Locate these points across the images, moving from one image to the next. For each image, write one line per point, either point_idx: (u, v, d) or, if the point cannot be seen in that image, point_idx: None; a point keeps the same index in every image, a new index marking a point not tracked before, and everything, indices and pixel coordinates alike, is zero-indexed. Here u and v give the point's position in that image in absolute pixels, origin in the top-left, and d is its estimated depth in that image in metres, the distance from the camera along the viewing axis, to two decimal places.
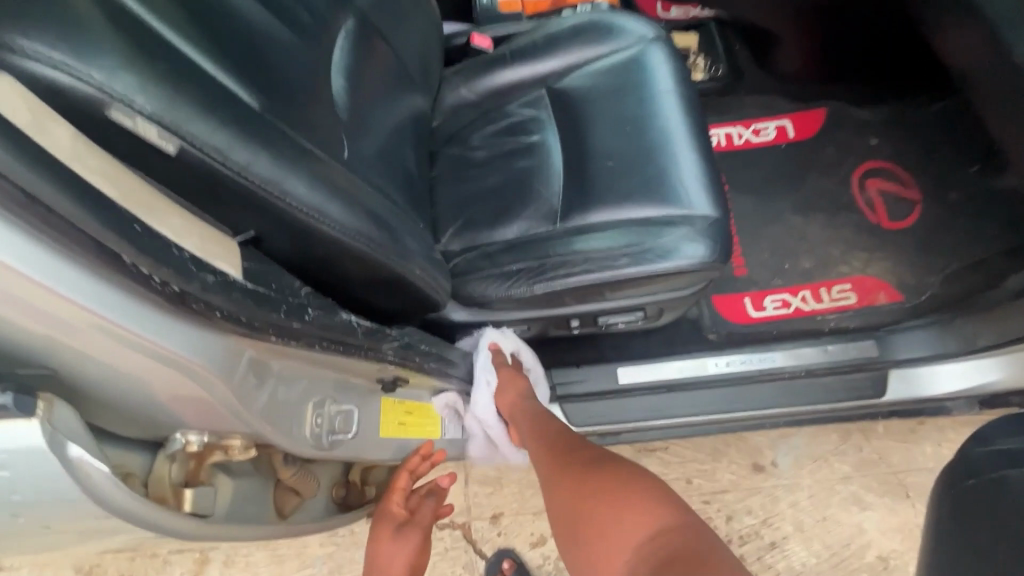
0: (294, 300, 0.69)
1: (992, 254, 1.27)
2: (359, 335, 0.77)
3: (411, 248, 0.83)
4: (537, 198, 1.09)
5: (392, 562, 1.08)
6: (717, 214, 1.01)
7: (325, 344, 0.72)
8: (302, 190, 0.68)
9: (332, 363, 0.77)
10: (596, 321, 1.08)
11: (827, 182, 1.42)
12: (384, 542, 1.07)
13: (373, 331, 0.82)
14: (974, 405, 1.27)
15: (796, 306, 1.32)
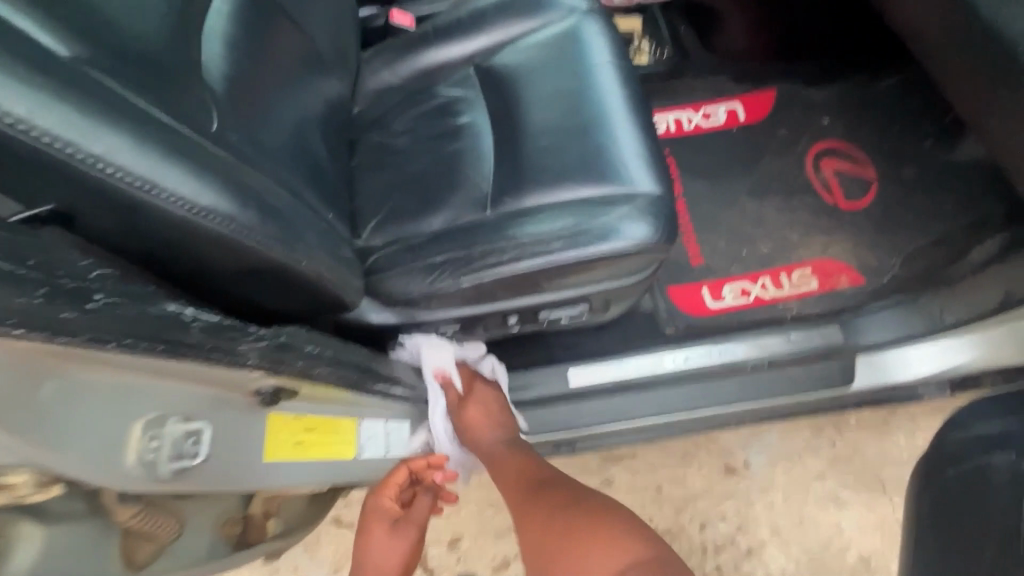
0: (71, 283, 0.45)
1: (954, 229, 1.21)
2: (194, 332, 0.51)
3: (305, 232, 0.71)
4: (466, 183, 0.99)
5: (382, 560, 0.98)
6: (660, 191, 0.93)
7: (130, 344, 0.44)
8: (129, 156, 0.54)
9: (161, 368, 0.49)
10: (536, 316, 0.98)
11: (781, 164, 1.35)
12: (375, 536, 0.98)
13: (219, 326, 0.55)
14: (946, 390, 1.19)
15: (757, 294, 1.23)
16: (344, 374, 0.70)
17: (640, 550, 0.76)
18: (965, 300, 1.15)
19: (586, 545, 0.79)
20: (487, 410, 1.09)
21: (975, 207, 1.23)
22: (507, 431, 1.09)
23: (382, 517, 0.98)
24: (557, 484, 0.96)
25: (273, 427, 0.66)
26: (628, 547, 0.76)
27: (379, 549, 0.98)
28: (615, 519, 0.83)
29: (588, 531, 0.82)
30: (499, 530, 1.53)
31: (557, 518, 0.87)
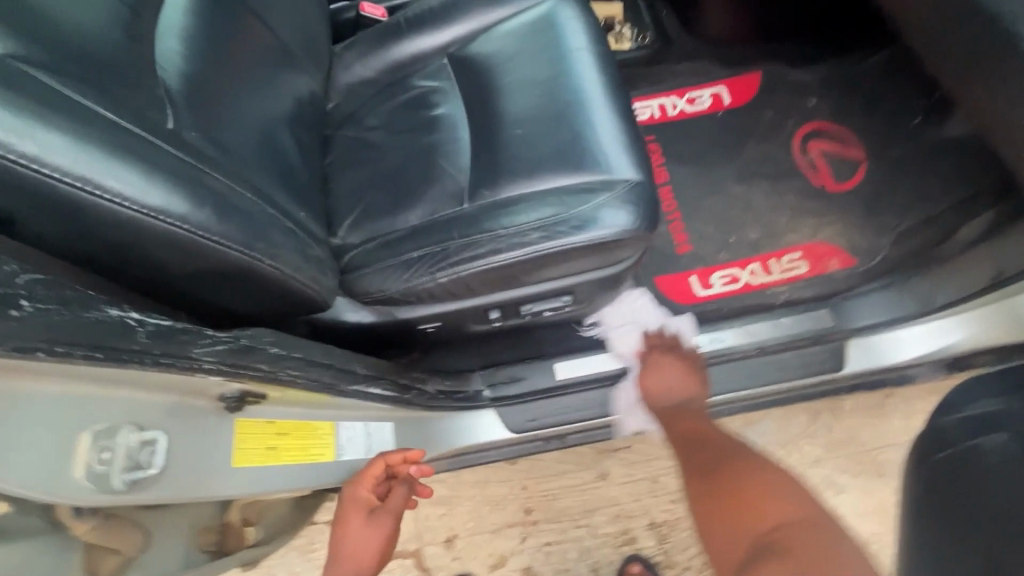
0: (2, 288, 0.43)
1: (942, 208, 1.20)
2: (135, 336, 0.49)
3: (269, 234, 0.68)
4: (442, 176, 0.96)
5: (355, 549, 0.87)
6: (640, 177, 0.90)
7: (59, 348, 0.42)
8: (68, 157, 0.53)
9: (101, 376, 0.47)
10: (519, 310, 0.96)
11: (768, 147, 1.33)
12: (352, 527, 0.87)
13: (166, 331, 0.53)
14: (940, 370, 1.18)
15: (746, 281, 1.22)
16: (316, 374, 0.68)
17: (801, 512, 0.64)
18: (956, 278, 1.10)
19: (763, 499, 0.67)
20: (664, 373, 1.05)
21: (965, 185, 1.21)
22: (692, 383, 1.03)
23: (358, 507, 0.86)
24: (739, 465, 0.78)
25: (242, 434, 0.65)
26: (782, 505, 0.66)
27: (356, 541, 0.87)
28: (781, 481, 0.70)
29: (768, 492, 0.69)
30: (496, 527, 1.52)
31: (725, 481, 0.74)
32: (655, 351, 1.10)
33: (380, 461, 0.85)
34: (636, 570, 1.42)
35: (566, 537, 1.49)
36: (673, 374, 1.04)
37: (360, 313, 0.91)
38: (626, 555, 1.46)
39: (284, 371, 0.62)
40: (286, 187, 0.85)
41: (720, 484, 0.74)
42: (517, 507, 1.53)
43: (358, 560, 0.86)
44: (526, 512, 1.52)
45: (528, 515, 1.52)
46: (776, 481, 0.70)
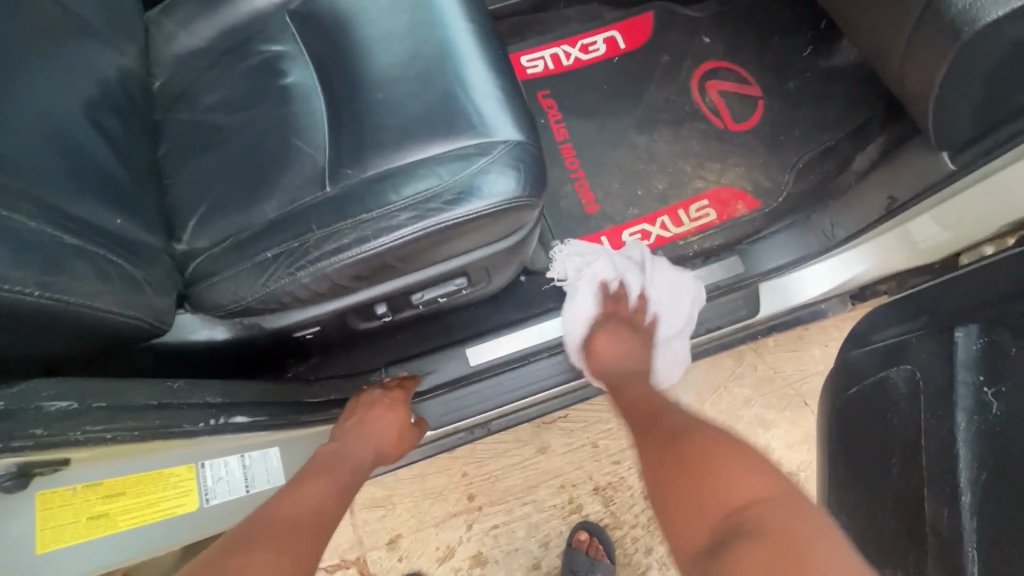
0: None
1: (838, 139, 1.19)
2: None
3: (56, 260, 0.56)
4: (298, 157, 0.82)
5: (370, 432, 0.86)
6: (521, 137, 0.80)
7: None
8: None
9: None
10: (408, 300, 0.85)
11: (667, 92, 1.27)
12: (377, 416, 0.89)
13: None
14: (847, 301, 1.20)
15: (657, 235, 1.17)
16: (143, 422, 0.56)
17: (759, 489, 0.59)
18: (852, 210, 1.07)
19: (716, 479, 0.62)
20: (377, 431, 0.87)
21: (858, 113, 1.20)
22: (642, 361, 1.00)
23: (397, 405, 0.92)
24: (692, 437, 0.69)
25: (50, 509, 0.53)
26: (742, 479, 0.60)
27: (378, 428, 0.88)
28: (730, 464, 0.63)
29: (715, 464, 0.63)
30: (440, 520, 1.45)
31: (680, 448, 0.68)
32: (612, 321, 1.03)
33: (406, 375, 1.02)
34: (583, 538, 1.41)
35: (512, 516, 1.45)
36: (630, 348, 1.00)
37: (216, 330, 0.77)
38: (573, 524, 1.44)
39: (76, 431, 0.50)
40: (89, 189, 0.69)
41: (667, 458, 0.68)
42: (459, 495, 1.46)
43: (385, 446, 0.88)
44: (469, 499, 1.46)
45: (471, 502, 1.46)
46: (716, 481, 0.61)
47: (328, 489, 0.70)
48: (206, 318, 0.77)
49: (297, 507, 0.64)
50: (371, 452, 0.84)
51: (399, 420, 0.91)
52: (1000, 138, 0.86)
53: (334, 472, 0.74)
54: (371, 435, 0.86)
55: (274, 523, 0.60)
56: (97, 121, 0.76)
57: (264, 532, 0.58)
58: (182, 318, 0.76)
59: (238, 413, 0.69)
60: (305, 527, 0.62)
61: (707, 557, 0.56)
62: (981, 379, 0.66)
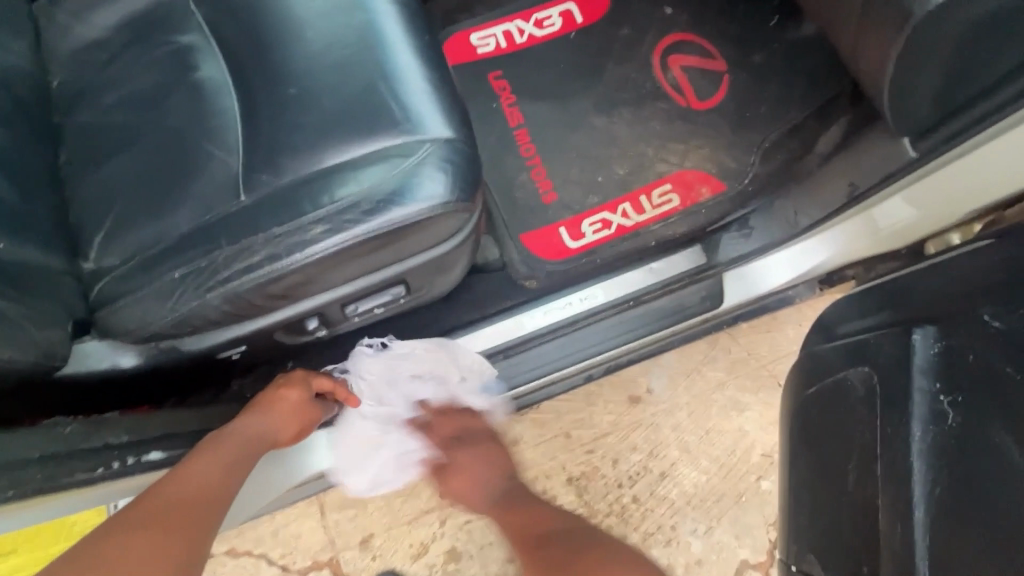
0: None
1: (806, 115, 1.12)
2: None
3: None
4: (210, 162, 0.75)
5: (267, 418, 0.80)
6: (451, 133, 0.72)
7: None
8: None
9: None
10: (342, 312, 0.79)
11: (627, 68, 1.19)
12: (281, 400, 0.82)
13: None
14: (814, 288, 1.15)
15: (618, 225, 1.11)
16: (22, 478, 0.54)
17: None
18: (814, 198, 1.04)
19: None
20: (284, 414, 0.82)
21: (827, 86, 1.13)
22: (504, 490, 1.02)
23: (303, 388, 0.85)
24: None
25: None
26: None
27: (277, 413, 0.81)
28: None
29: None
30: (412, 517, 1.42)
31: None
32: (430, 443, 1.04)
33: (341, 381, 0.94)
34: None
35: (486, 510, 1.43)
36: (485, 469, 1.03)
37: (122, 356, 0.72)
38: None
39: None
40: None
41: None
42: (431, 491, 1.43)
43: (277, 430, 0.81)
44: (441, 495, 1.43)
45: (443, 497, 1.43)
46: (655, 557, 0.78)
47: (218, 467, 0.67)
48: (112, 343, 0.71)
49: (183, 488, 0.62)
50: (260, 432, 0.78)
51: (297, 403, 0.83)
52: (966, 122, 0.81)
53: (223, 448, 0.70)
54: (261, 421, 0.79)
55: (164, 504, 0.59)
56: None
57: (152, 515, 0.57)
58: (89, 344, 0.71)
59: (153, 449, 0.66)
60: (193, 511, 0.60)
61: None
62: (938, 387, 0.63)
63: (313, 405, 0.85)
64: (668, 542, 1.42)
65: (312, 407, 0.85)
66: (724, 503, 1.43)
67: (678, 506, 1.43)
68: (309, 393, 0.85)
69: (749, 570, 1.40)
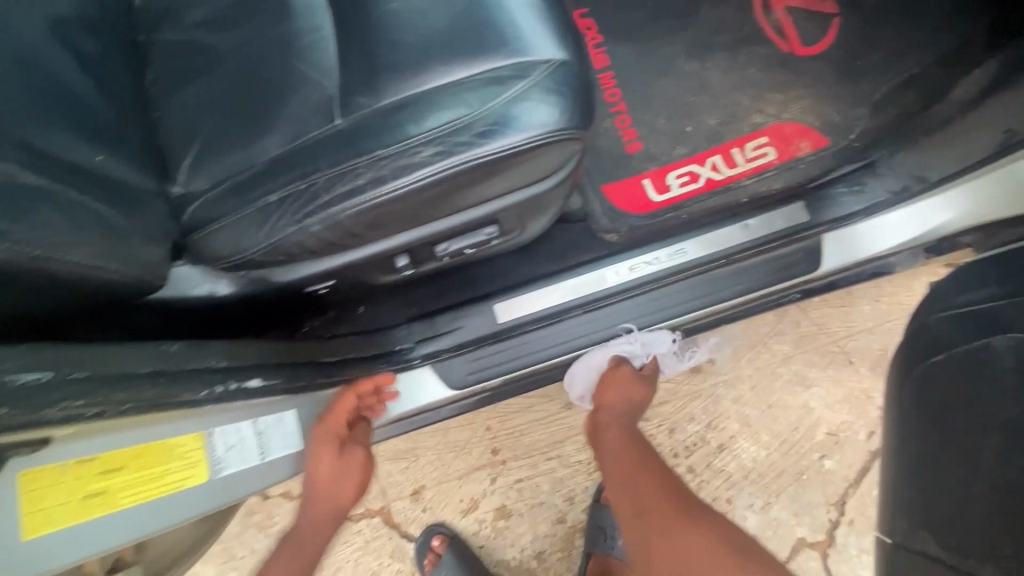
0: None
1: (928, 63, 1.00)
2: None
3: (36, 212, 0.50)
4: (302, 83, 0.71)
5: (317, 495, 0.85)
6: (565, 57, 0.66)
7: None
8: None
9: None
10: (432, 251, 0.75)
11: (722, 9, 1.09)
12: (321, 465, 0.85)
13: None
14: (920, 256, 1.07)
15: (707, 178, 1.03)
16: (135, 395, 0.52)
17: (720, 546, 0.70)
18: (953, 146, 0.99)
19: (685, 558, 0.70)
20: (337, 471, 0.86)
21: (956, 28, 1.00)
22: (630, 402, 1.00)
23: (329, 444, 0.86)
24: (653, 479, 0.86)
25: (36, 490, 0.50)
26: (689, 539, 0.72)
27: (326, 477, 0.85)
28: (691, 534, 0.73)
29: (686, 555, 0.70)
30: (463, 473, 1.42)
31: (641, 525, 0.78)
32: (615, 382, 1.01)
33: (358, 389, 0.90)
34: (611, 495, 1.38)
35: (537, 471, 1.41)
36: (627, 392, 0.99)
37: (218, 284, 0.70)
38: (600, 481, 1.41)
39: (52, 409, 0.45)
40: (60, 122, 0.60)
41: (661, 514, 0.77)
42: (483, 449, 1.42)
43: (337, 489, 0.86)
44: (492, 453, 1.42)
45: (495, 455, 1.42)
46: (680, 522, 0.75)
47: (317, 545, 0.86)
48: (204, 271, 0.70)
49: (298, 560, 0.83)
50: (329, 527, 0.87)
51: (331, 470, 0.85)
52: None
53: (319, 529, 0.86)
54: (317, 514, 0.86)
55: (296, 551, 0.85)
56: (67, 43, 0.66)
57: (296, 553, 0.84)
58: (181, 271, 0.69)
59: (251, 377, 0.66)
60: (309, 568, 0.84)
61: (639, 517, 0.79)
62: None
63: (350, 459, 0.87)
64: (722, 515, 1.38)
65: (347, 463, 0.86)
66: (783, 480, 1.38)
67: (735, 479, 1.39)
68: (331, 442, 0.86)
69: (806, 549, 1.36)
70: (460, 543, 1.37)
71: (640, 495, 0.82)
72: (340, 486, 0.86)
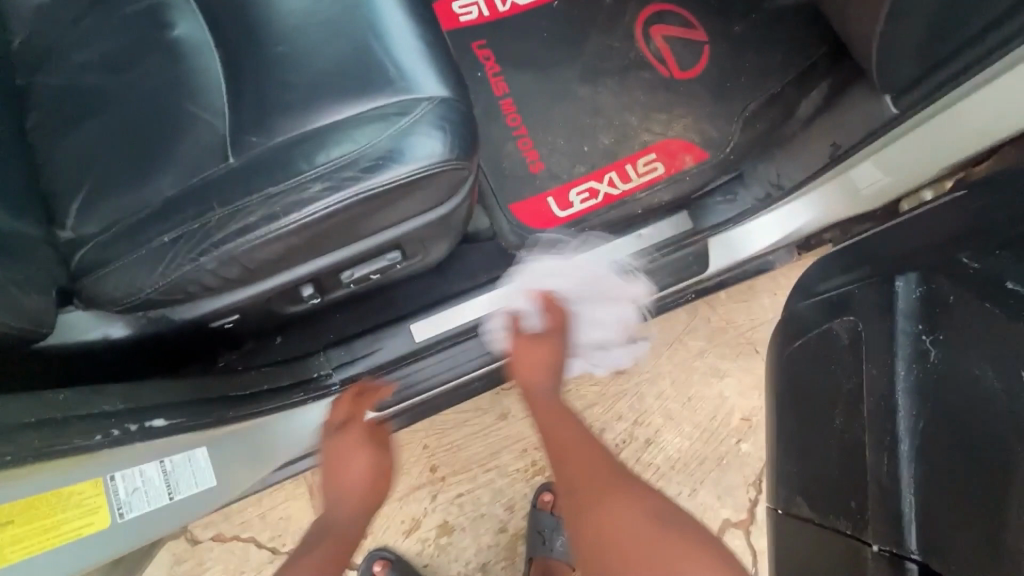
0: None
1: (785, 84, 1.14)
2: None
3: None
4: (194, 124, 0.72)
5: (348, 485, 0.78)
6: (446, 92, 0.72)
7: None
8: None
9: None
10: (337, 278, 0.78)
11: (609, 39, 1.19)
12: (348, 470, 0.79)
13: None
14: (793, 252, 1.22)
15: (605, 193, 1.12)
16: (17, 445, 0.53)
17: (642, 513, 0.68)
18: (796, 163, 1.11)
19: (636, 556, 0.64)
20: (343, 461, 0.80)
21: (805, 54, 1.14)
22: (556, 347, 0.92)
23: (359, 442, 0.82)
24: (604, 466, 0.75)
25: None
26: (631, 516, 0.68)
27: (352, 475, 0.79)
28: (631, 508, 0.69)
29: (636, 530, 0.66)
30: (403, 493, 1.43)
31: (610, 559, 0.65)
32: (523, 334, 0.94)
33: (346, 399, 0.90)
34: (548, 499, 1.42)
35: (475, 484, 1.44)
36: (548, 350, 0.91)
37: (111, 326, 0.71)
38: (537, 486, 1.45)
39: None
40: None
41: (578, 488, 0.73)
42: (422, 468, 1.44)
43: (372, 491, 0.79)
44: (431, 470, 1.44)
45: (434, 473, 1.43)
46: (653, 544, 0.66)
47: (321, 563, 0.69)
48: (97, 313, 0.71)
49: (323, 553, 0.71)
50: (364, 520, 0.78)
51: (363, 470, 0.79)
52: (961, 66, 0.83)
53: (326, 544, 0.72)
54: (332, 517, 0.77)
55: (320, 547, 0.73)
56: None
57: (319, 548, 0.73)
58: (73, 316, 0.70)
59: (155, 415, 0.66)
60: (343, 549, 0.73)
61: (637, 495, 0.71)
62: (921, 327, 0.66)
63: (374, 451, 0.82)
64: None
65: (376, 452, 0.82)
66: (706, 467, 1.48)
67: (662, 470, 1.48)
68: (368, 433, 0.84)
69: (732, 529, 1.45)
70: (403, 565, 1.38)
71: (568, 445, 0.80)
72: (372, 489, 0.79)
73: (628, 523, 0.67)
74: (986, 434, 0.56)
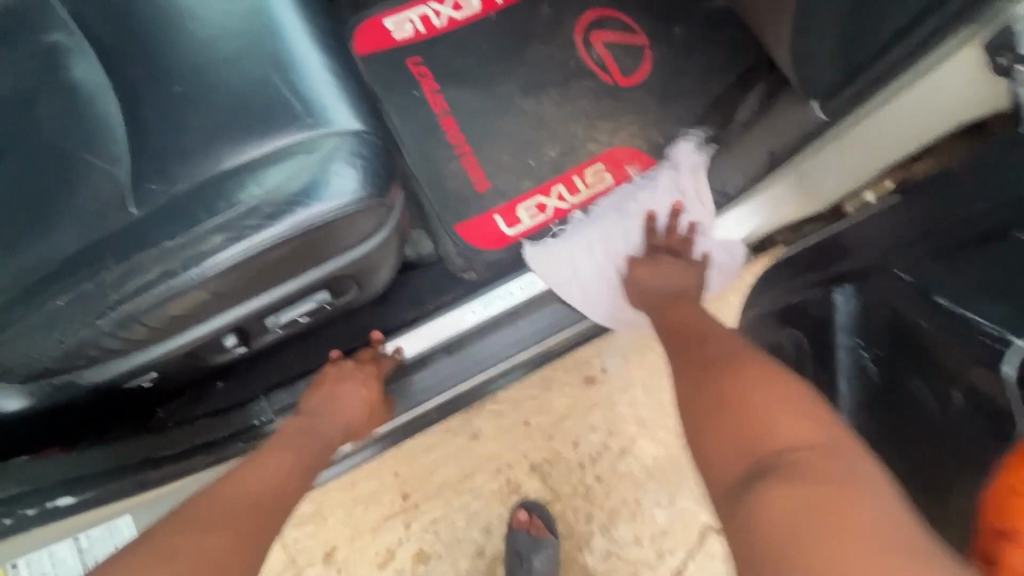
0: None
1: (728, 85, 1.12)
2: None
3: None
4: (92, 172, 0.68)
5: (339, 408, 0.88)
6: (359, 125, 0.68)
7: None
8: None
9: None
10: (261, 325, 0.74)
11: (550, 48, 1.16)
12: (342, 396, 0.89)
13: None
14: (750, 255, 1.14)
15: (554, 208, 1.10)
16: None
17: (866, 503, 0.44)
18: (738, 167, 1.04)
19: (753, 408, 0.56)
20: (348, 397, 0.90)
21: (748, 54, 1.13)
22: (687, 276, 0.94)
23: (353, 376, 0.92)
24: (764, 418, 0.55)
25: None
26: (790, 418, 0.53)
27: (339, 403, 0.88)
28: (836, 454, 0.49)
29: (823, 477, 0.47)
30: (375, 524, 1.35)
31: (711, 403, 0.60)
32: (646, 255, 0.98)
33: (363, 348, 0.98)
34: (523, 517, 1.33)
35: (450, 508, 1.36)
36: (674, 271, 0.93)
37: (9, 401, 0.71)
38: (513, 504, 1.36)
39: None
40: None
41: (719, 419, 0.58)
42: (393, 496, 1.36)
43: (345, 414, 0.89)
44: (403, 498, 1.36)
45: (406, 501, 1.36)
46: (837, 493, 0.45)
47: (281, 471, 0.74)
48: None
49: (242, 488, 0.68)
50: (336, 429, 0.86)
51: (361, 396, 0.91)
52: None
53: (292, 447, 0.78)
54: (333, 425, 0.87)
55: (210, 511, 0.64)
56: None
57: (206, 515, 0.63)
58: None
59: (60, 495, 0.71)
60: (245, 521, 0.64)
61: (738, 485, 0.51)
62: (859, 342, 0.64)
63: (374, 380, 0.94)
64: (633, 516, 1.35)
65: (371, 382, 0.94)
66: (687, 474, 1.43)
67: None
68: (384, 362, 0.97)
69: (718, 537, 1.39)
70: None
71: (740, 397, 0.58)
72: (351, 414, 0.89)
73: (813, 477, 0.47)
74: (910, 466, 0.55)
